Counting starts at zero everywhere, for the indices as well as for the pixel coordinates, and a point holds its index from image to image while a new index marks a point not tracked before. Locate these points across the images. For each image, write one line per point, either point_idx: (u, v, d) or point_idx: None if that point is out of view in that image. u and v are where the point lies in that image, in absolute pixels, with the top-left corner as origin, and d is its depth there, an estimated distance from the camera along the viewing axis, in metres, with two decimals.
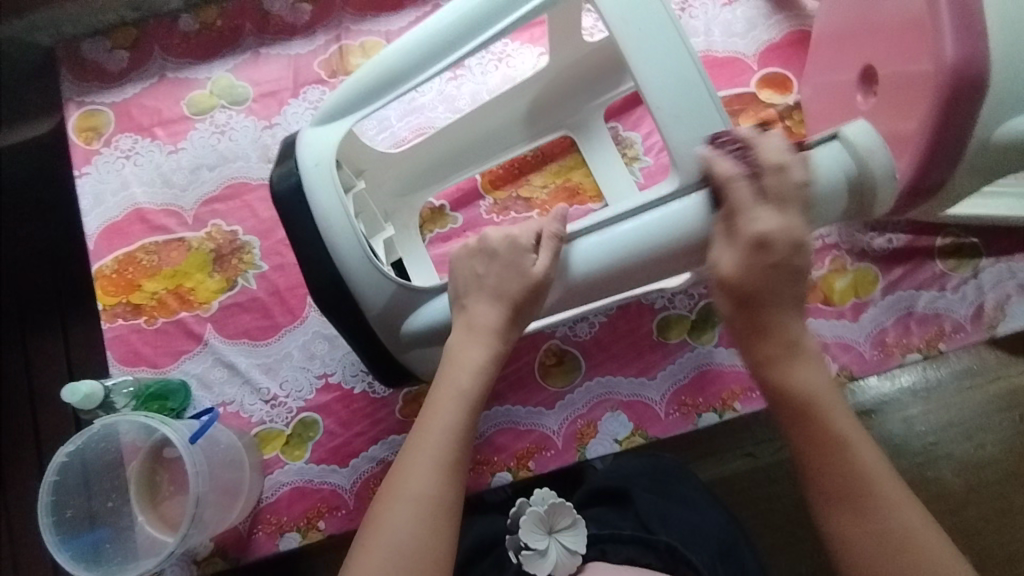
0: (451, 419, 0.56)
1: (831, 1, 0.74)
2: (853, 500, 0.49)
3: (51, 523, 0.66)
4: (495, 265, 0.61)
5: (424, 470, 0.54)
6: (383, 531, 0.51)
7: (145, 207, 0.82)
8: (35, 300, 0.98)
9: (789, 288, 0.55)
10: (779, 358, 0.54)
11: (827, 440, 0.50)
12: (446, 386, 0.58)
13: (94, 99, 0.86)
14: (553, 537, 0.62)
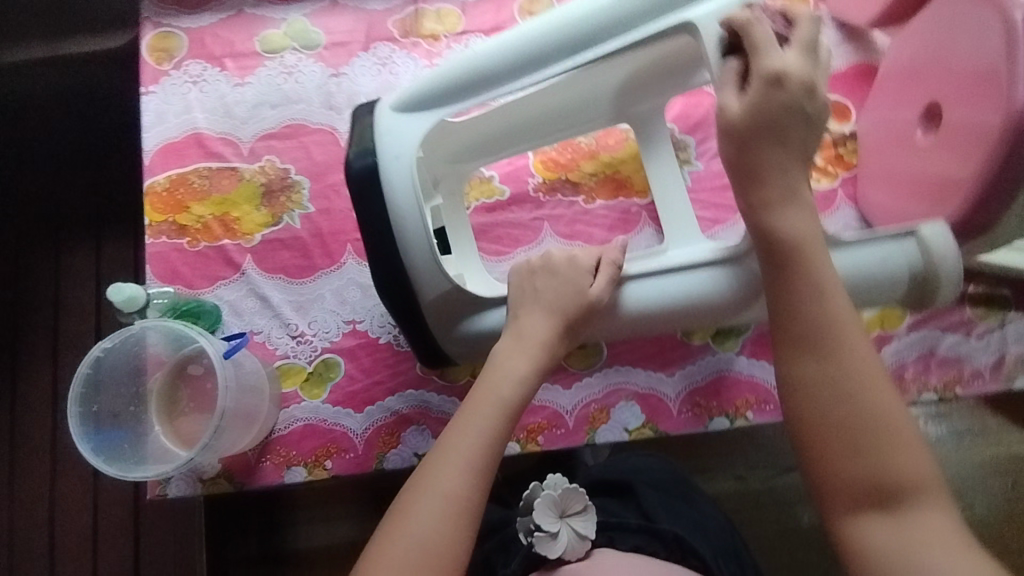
0: (490, 424, 0.57)
1: (906, 37, 0.75)
2: (817, 350, 0.51)
3: (77, 414, 0.68)
4: (556, 277, 0.64)
5: (456, 467, 0.55)
6: (410, 521, 0.53)
7: (204, 133, 0.84)
8: (76, 211, 1.01)
9: (801, 133, 0.56)
10: (768, 204, 0.56)
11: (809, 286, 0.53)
12: (488, 385, 0.59)
13: (170, 21, 0.87)
14: (565, 522, 0.62)
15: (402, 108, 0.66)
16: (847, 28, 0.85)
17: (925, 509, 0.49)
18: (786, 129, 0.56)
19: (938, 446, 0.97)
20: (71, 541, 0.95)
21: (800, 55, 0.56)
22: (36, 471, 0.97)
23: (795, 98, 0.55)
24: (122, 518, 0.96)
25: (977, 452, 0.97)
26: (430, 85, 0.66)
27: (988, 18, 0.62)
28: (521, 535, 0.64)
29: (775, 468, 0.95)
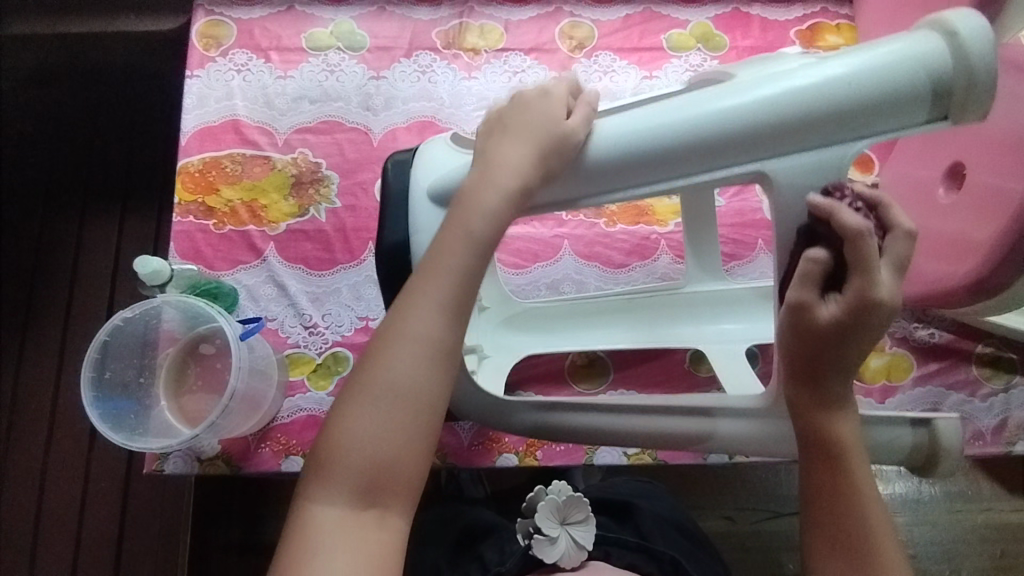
0: (441, 293, 0.48)
1: None
2: (852, 559, 0.50)
3: (90, 378, 0.68)
4: (524, 114, 0.54)
5: (423, 317, 0.48)
6: (381, 375, 0.46)
7: (242, 120, 0.86)
8: (106, 183, 1.03)
9: (855, 356, 0.50)
10: (813, 411, 0.53)
11: (846, 492, 0.51)
12: (447, 240, 0.50)
13: (222, 11, 0.90)
14: (564, 529, 0.61)
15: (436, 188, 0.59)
16: None
17: None
18: (848, 351, 0.50)
19: (931, 507, 0.97)
20: (58, 509, 0.95)
21: (895, 279, 0.48)
22: (32, 435, 0.98)
23: (874, 330, 0.48)
24: (112, 491, 0.96)
25: (970, 517, 0.96)
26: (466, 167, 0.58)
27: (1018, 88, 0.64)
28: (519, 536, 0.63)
29: (766, 512, 0.95)
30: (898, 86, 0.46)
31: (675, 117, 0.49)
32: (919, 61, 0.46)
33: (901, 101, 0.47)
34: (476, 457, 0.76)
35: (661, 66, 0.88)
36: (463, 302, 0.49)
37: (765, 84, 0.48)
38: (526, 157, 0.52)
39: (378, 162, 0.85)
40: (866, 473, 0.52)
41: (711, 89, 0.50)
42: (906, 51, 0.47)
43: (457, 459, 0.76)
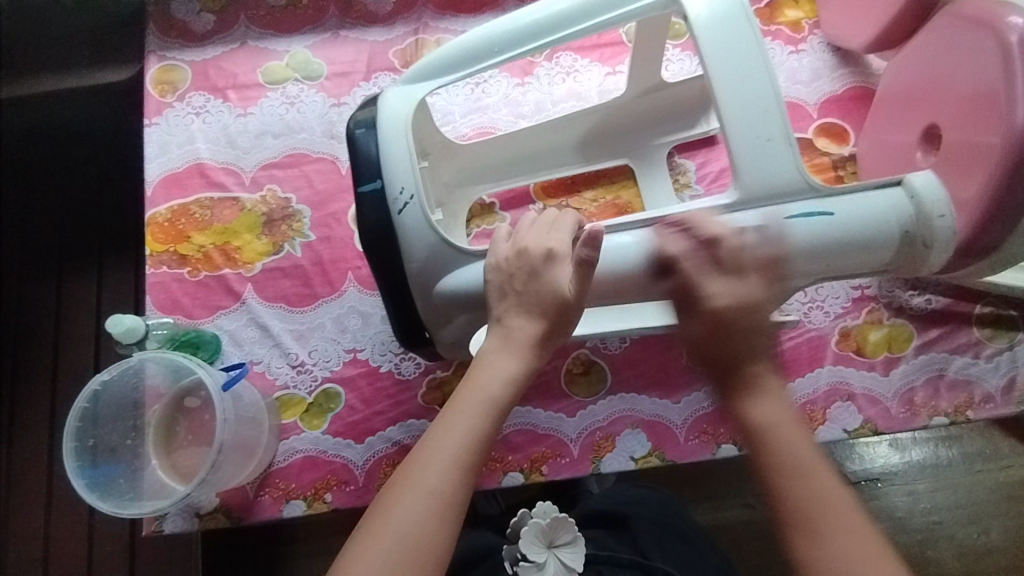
0: (453, 445, 0.49)
1: (900, 61, 0.75)
2: (812, 534, 0.45)
3: (73, 449, 0.66)
4: (523, 290, 0.56)
5: (440, 466, 0.48)
6: (392, 519, 0.46)
7: (206, 163, 0.84)
8: (78, 243, 1.01)
9: (759, 342, 0.52)
10: (737, 393, 0.51)
11: (797, 468, 0.47)
12: (466, 397, 0.52)
13: (175, 55, 0.88)
14: (552, 552, 0.66)
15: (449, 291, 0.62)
16: (842, 52, 0.86)
17: None
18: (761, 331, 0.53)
19: (949, 472, 0.95)
20: None
21: (766, 284, 0.54)
22: (31, 509, 0.95)
23: (769, 319, 0.53)
24: (118, 554, 0.94)
25: (989, 476, 0.95)
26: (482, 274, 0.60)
27: (985, 45, 0.63)
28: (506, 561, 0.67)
29: None
30: (877, 236, 0.59)
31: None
32: (894, 217, 0.59)
33: (877, 248, 0.59)
34: (481, 479, 0.74)
35: (623, 60, 0.87)
36: (480, 453, 0.50)
37: (776, 223, 0.57)
38: (703, 332, 0.54)
39: (348, 190, 0.83)
40: (816, 457, 0.48)
41: (729, 218, 0.58)
42: (885, 208, 0.59)
43: None
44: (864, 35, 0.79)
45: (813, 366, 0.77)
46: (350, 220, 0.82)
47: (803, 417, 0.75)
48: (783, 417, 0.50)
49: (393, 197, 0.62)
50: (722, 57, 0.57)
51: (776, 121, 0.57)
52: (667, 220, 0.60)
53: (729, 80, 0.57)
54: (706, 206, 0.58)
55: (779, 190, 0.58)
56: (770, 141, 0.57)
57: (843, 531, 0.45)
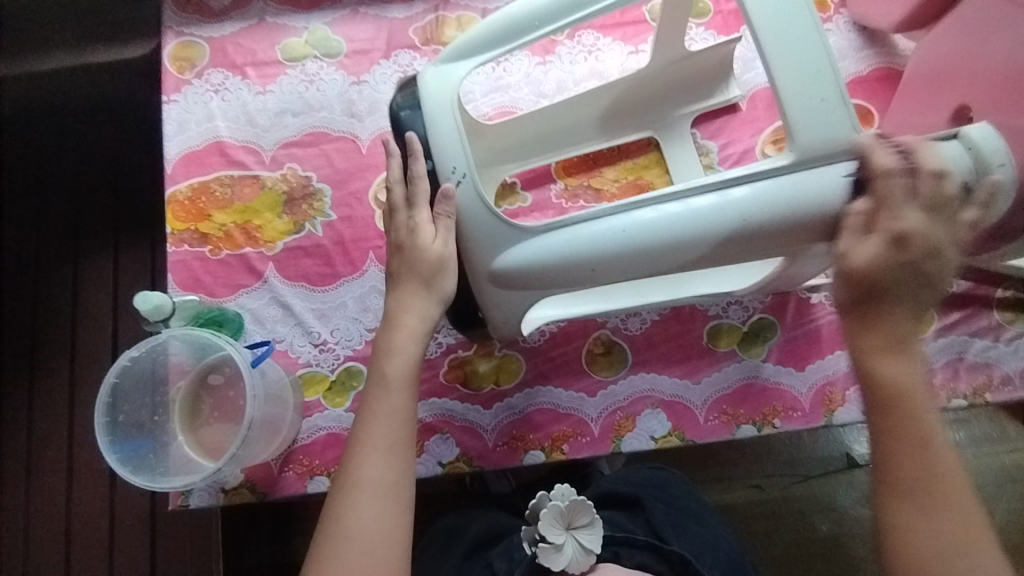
0: (387, 429, 0.57)
1: (931, 40, 0.74)
2: (900, 494, 0.56)
3: (105, 424, 0.67)
4: (415, 273, 0.62)
5: (375, 453, 0.56)
6: (348, 525, 0.53)
7: (226, 141, 0.84)
8: (95, 220, 1.01)
9: (913, 291, 0.56)
10: (876, 349, 0.58)
11: (912, 431, 0.56)
12: (382, 401, 0.58)
13: (192, 31, 0.87)
14: (569, 534, 0.67)
15: (508, 270, 0.62)
16: (868, 32, 0.85)
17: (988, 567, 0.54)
18: (902, 285, 0.56)
19: (955, 454, 0.96)
20: (86, 552, 0.95)
21: (927, 217, 0.55)
22: (53, 485, 0.97)
23: (915, 259, 0.55)
24: (138, 529, 0.95)
25: (994, 459, 0.96)
26: (542, 244, 0.61)
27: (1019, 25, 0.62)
28: (524, 543, 0.68)
29: (792, 476, 0.94)
30: None
31: (741, 217, 0.57)
32: (958, 167, 0.57)
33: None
34: (502, 457, 0.75)
35: (645, 39, 0.86)
36: (406, 430, 0.58)
37: (833, 185, 0.56)
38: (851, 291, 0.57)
39: (368, 169, 0.83)
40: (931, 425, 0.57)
41: (779, 182, 0.57)
42: (945, 160, 0.57)
43: (483, 461, 0.75)
44: (893, 15, 0.78)
45: (833, 349, 0.77)
46: (370, 200, 0.82)
47: (823, 398, 0.75)
48: (916, 378, 0.57)
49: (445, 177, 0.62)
50: (771, 13, 0.56)
51: (829, 81, 0.56)
52: (706, 187, 0.58)
53: (781, 46, 0.56)
54: (763, 169, 0.57)
55: (834, 148, 0.56)
56: (826, 100, 0.56)
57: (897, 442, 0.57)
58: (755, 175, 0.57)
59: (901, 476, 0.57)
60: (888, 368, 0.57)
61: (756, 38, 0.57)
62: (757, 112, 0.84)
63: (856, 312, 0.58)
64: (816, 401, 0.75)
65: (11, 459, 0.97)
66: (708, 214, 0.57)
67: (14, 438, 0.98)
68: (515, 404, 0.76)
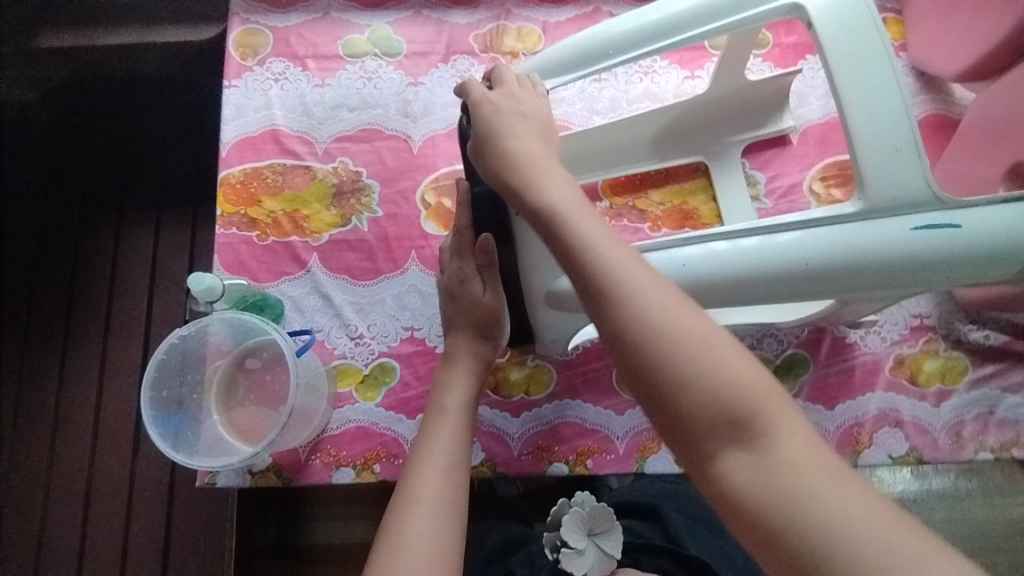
0: (444, 453, 0.59)
1: (993, 93, 0.74)
2: (653, 343, 0.41)
3: (150, 397, 0.69)
4: (467, 321, 0.68)
5: (434, 470, 0.58)
6: (409, 532, 0.52)
7: (281, 130, 0.85)
8: (141, 194, 1.04)
9: (529, 173, 0.55)
10: (546, 219, 0.49)
11: (587, 261, 0.45)
12: (442, 425, 0.62)
13: (258, 19, 0.89)
14: (591, 540, 0.68)
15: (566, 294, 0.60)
16: (926, 78, 0.85)
17: (785, 438, 0.37)
18: (546, 173, 0.54)
19: (968, 504, 0.96)
20: (102, 516, 0.96)
21: (522, 135, 0.58)
22: (76, 448, 0.98)
23: (535, 159, 0.56)
24: (156, 499, 0.97)
25: (1008, 513, 0.95)
26: None
27: None
28: (546, 548, 0.70)
29: None
30: (1010, 251, 0.56)
31: (805, 259, 0.56)
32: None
33: (1004, 263, 0.56)
34: (526, 466, 0.76)
35: (703, 65, 0.87)
36: (463, 455, 0.60)
37: (903, 235, 0.56)
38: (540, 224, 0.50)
39: (418, 170, 0.84)
40: (612, 248, 0.46)
41: (844, 225, 0.57)
42: (1017, 219, 0.56)
43: (507, 468, 0.76)
44: (954, 65, 0.78)
45: (863, 391, 0.77)
46: (418, 200, 0.83)
47: (849, 439, 0.76)
48: (562, 200, 0.51)
49: None
50: (850, 58, 0.57)
51: (904, 133, 0.56)
52: (769, 228, 0.58)
53: (860, 92, 0.57)
54: (829, 213, 0.57)
55: (901, 202, 0.56)
56: (899, 152, 0.56)
57: (648, 280, 0.43)
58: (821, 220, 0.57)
59: (613, 327, 0.43)
60: (587, 230, 0.47)
61: (836, 88, 0.57)
62: (806, 147, 0.84)
63: (506, 190, 0.55)
64: (842, 440, 0.76)
65: (37, 418, 0.99)
66: (771, 254, 0.57)
67: (43, 398, 1.00)
68: (542, 414, 0.77)
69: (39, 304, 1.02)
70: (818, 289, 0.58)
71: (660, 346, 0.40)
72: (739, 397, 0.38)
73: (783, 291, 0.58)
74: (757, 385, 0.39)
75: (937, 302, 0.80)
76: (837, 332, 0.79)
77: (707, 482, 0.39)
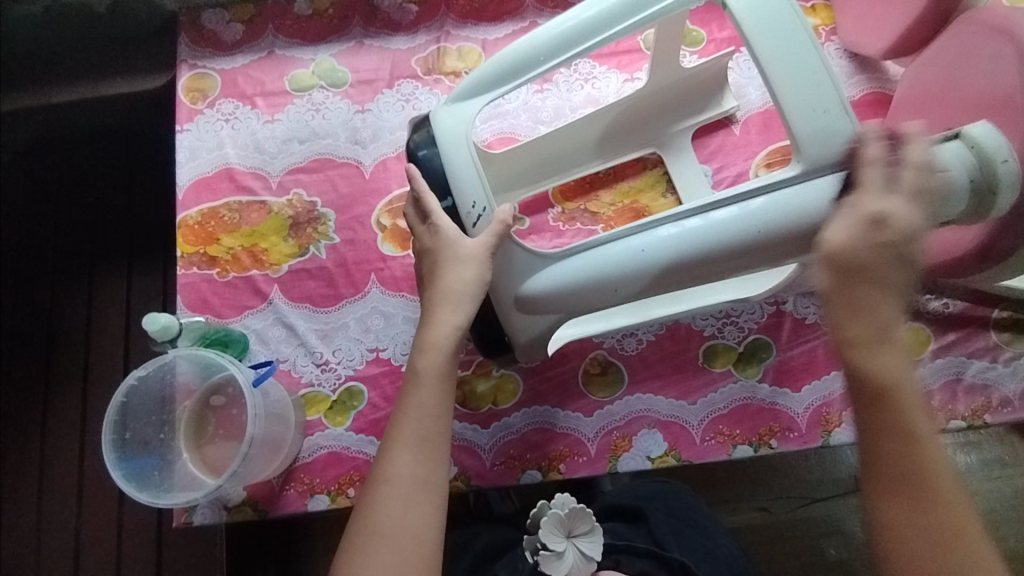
0: (418, 426, 0.58)
1: (919, 68, 0.76)
2: (901, 493, 0.55)
3: (112, 441, 0.70)
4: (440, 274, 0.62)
5: (407, 449, 0.57)
6: (379, 517, 0.55)
7: (235, 168, 0.87)
8: (107, 243, 1.05)
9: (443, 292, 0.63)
10: (858, 345, 0.55)
11: (894, 433, 0.55)
12: (415, 394, 0.59)
13: (205, 64, 0.91)
14: (570, 542, 0.68)
15: (535, 295, 0.65)
16: (860, 59, 0.87)
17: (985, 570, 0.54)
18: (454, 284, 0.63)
19: (967, 479, 0.94)
20: (93, 570, 0.96)
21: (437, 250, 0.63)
22: (63, 501, 0.98)
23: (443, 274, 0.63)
24: (146, 548, 0.96)
25: (1006, 484, 0.94)
26: (570, 274, 0.63)
27: (1003, 50, 0.64)
28: (526, 552, 0.70)
29: (799, 499, 0.93)
30: (949, 189, 0.58)
31: (756, 228, 0.58)
32: (961, 167, 0.58)
33: (949, 199, 0.58)
34: (500, 476, 0.76)
35: (641, 67, 0.89)
36: (435, 427, 0.58)
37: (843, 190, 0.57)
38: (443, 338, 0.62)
39: (371, 194, 0.86)
40: (921, 424, 0.56)
41: (787, 191, 0.58)
42: (947, 160, 0.58)
43: (480, 480, 0.76)
44: (883, 41, 0.80)
45: (829, 369, 0.77)
46: (373, 223, 0.85)
47: (819, 419, 0.76)
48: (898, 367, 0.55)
49: (465, 211, 0.64)
50: (766, 39, 0.59)
51: (830, 96, 0.58)
52: (711, 206, 0.60)
53: (781, 65, 0.58)
54: (773, 184, 0.58)
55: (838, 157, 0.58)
56: (828, 111, 0.58)
57: (909, 420, 0.55)
58: (761, 191, 0.59)
59: (885, 463, 0.56)
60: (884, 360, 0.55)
61: (760, 65, 0.59)
62: (750, 137, 0.85)
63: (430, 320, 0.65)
64: (812, 421, 0.76)
65: (23, 476, 0.99)
66: (722, 227, 0.59)
67: (27, 455, 1.00)
68: (512, 423, 0.77)
69: (17, 362, 1.03)
70: (775, 252, 0.59)
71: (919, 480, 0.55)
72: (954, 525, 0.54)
73: (740, 260, 0.60)
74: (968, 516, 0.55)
75: None
76: (798, 315, 0.79)
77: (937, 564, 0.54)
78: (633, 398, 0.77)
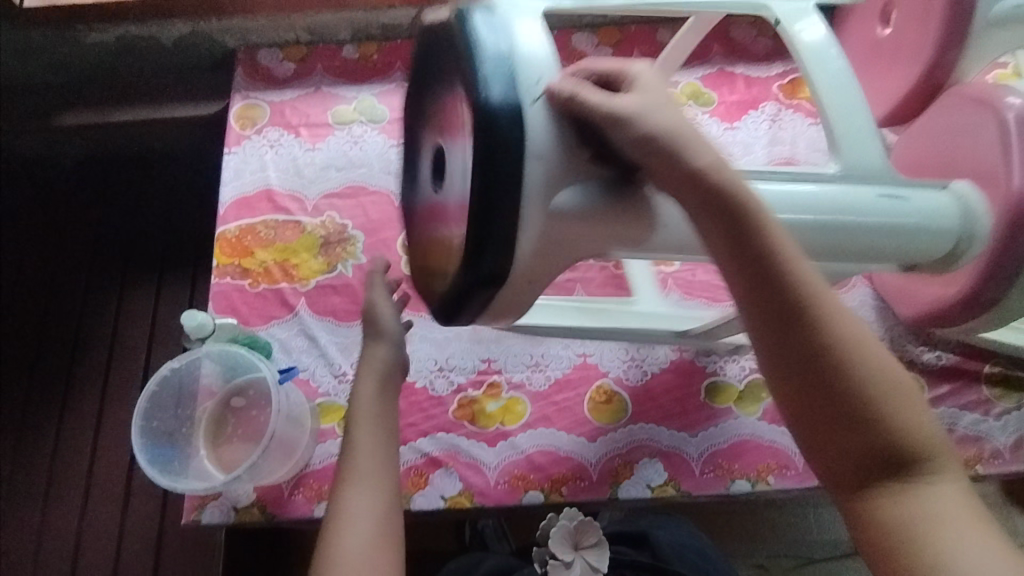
0: (366, 461, 0.60)
1: (910, 136, 0.83)
2: (814, 372, 0.44)
3: (140, 426, 0.73)
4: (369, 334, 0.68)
5: (358, 486, 0.58)
6: (341, 549, 0.54)
7: (275, 189, 0.94)
8: (143, 255, 1.11)
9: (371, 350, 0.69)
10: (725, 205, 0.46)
11: (783, 299, 0.45)
12: (358, 434, 0.61)
13: (257, 95, 1.00)
14: (578, 553, 0.72)
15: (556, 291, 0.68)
16: None
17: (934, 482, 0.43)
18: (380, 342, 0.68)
19: None
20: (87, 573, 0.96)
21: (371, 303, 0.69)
22: (67, 501, 1.00)
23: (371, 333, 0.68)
24: (142, 555, 0.97)
25: None
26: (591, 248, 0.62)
27: (985, 122, 0.70)
28: (538, 562, 0.73)
29: (796, 559, 0.96)
30: (943, 233, 0.65)
31: (797, 209, 0.59)
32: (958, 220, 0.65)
33: (938, 245, 0.65)
34: (503, 495, 0.78)
35: None
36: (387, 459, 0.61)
37: (868, 198, 0.60)
38: None
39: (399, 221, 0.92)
40: (809, 279, 0.45)
41: (826, 184, 0.60)
42: (948, 207, 0.65)
43: (484, 498, 0.78)
44: (878, 110, 0.87)
45: None
46: (399, 247, 0.90)
47: None
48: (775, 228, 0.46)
49: (526, 85, 0.48)
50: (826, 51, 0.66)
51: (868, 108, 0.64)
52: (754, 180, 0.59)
53: (827, 76, 0.65)
54: (812, 176, 0.61)
55: (868, 167, 0.62)
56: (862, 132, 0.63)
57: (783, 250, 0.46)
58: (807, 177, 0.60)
59: (763, 296, 0.45)
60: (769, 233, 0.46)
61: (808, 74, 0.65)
62: None
63: None
64: None
65: (34, 473, 1.01)
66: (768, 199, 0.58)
67: (39, 453, 1.02)
68: (517, 443, 0.80)
69: (43, 359, 1.07)
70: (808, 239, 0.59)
71: (796, 317, 0.44)
72: (859, 384, 0.44)
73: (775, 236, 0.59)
74: (938, 434, 0.44)
75: (889, 327, 0.85)
76: None
77: (851, 505, 0.44)
78: (635, 426, 0.80)
